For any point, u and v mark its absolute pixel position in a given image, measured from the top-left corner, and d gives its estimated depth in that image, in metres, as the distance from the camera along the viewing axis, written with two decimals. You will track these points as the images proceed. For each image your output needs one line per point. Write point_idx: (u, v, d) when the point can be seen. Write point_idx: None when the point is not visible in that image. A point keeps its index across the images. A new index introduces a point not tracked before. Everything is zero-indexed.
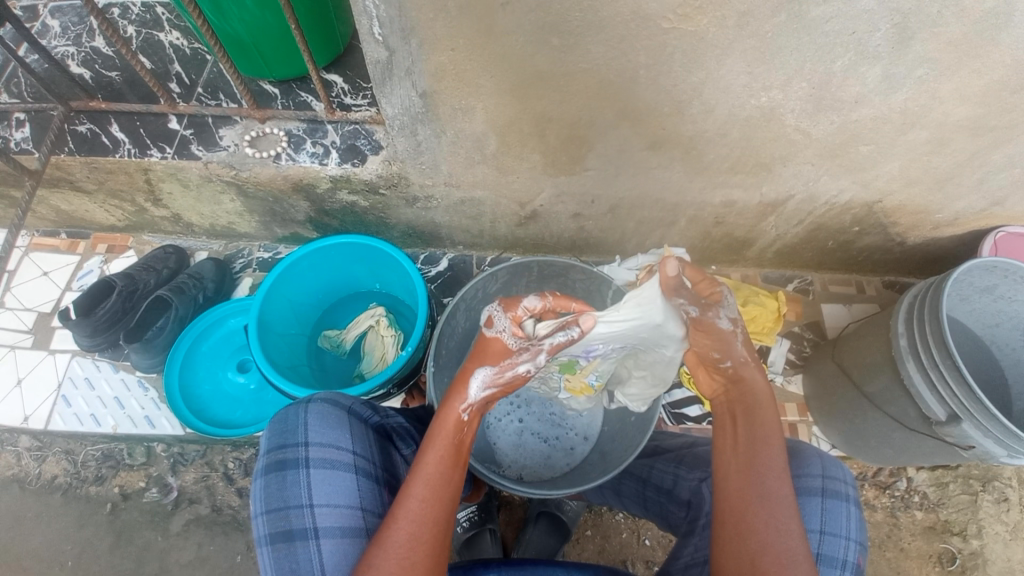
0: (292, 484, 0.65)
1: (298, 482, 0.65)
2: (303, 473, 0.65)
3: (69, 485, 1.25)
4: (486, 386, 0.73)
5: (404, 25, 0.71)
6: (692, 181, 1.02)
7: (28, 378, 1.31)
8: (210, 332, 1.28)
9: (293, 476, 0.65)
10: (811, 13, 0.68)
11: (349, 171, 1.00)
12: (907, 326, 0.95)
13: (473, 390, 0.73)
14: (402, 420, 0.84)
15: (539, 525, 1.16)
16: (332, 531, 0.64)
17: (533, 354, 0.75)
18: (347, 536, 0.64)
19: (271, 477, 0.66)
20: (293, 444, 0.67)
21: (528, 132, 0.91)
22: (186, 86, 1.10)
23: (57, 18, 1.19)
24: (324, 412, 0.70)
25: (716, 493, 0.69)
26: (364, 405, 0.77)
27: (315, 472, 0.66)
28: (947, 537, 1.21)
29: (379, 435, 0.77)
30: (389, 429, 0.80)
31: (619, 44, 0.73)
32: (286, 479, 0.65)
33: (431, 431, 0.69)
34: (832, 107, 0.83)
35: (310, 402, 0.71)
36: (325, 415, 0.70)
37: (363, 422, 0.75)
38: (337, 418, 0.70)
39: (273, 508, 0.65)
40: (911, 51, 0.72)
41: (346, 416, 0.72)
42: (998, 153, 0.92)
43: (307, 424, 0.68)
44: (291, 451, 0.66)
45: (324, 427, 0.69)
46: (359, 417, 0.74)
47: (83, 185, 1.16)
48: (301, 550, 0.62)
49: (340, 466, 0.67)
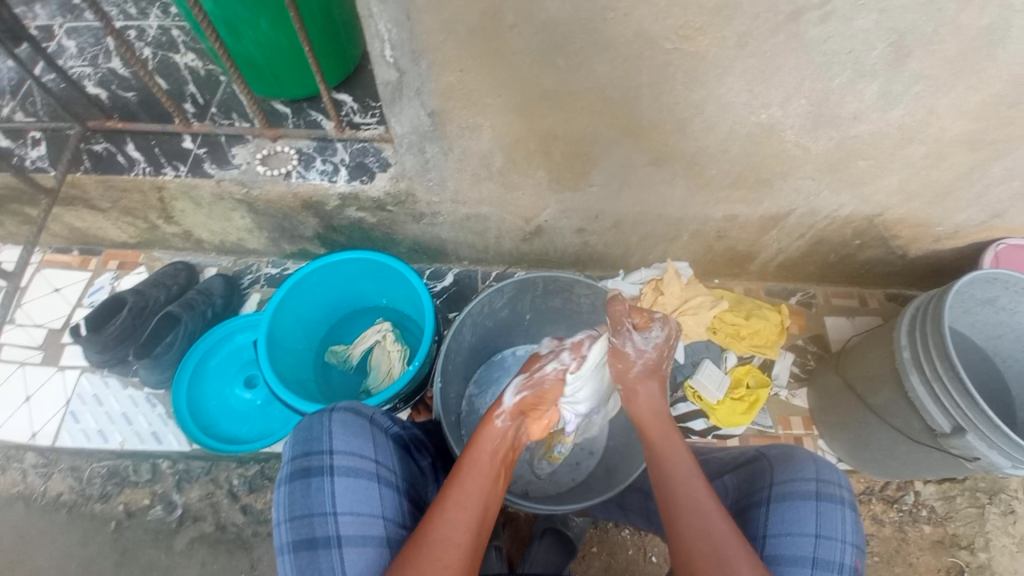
0: (316, 492, 0.65)
1: (322, 490, 0.65)
2: (327, 481, 0.66)
3: (73, 503, 1.25)
4: (517, 392, 0.83)
5: (414, 48, 0.74)
6: (694, 196, 1.04)
7: (36, 395, 1.32)
8: (218, 348, 1.30)
9: (316, 484, 0.65)
10: (810, 33, 0.70)
11: (358, 189, 1.02)
12: (910, 338, 0.96)
13: (506, 394, 0.83)
14: (418, 431, 0.85)
15: (545, 540, 1.16)
16: (354, 540, 0.64)
17: (558, 356, 0.89)
18: (369, 545, 0.65)
19: (295, 484, 0.66)
20: (317, 451, 0.67)
21: (534, 149, 0.93)
22: (200, 106, 1.13)
23: (73, 39, 1.23)
24: (347, 421, 0.70)
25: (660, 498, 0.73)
26: (386, 415, 0.78)
27: (339, 480, 0.66)
28: (955, 551, 1.20)
29: (398, 444, 0.78)
30: (406, 439, 0.80)
31: (623, 63, 0.75)
32: (311, 487, 0.65)
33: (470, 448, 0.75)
34: (831, 123, 0.85)
35: (332, 411, 0.71)
36: (349, 424, 0.70)
37: (384, 432, 0.75)
38: (360, 428, 0.71)
39: (296, 516, 0.65)
40: (908, 69, 0.75)
41: (369, 425, 0.72)
42: (997, 166, 0.93)
43: (331, 432, 0.68)
44: (316, 459, 0.67)
45: (347, 435, 0.69)
46: (381, 427, 0.75)
47: (97, 203, 1.18)
48: (324, 558, 0.63)
49: (363, 475, 0.68)
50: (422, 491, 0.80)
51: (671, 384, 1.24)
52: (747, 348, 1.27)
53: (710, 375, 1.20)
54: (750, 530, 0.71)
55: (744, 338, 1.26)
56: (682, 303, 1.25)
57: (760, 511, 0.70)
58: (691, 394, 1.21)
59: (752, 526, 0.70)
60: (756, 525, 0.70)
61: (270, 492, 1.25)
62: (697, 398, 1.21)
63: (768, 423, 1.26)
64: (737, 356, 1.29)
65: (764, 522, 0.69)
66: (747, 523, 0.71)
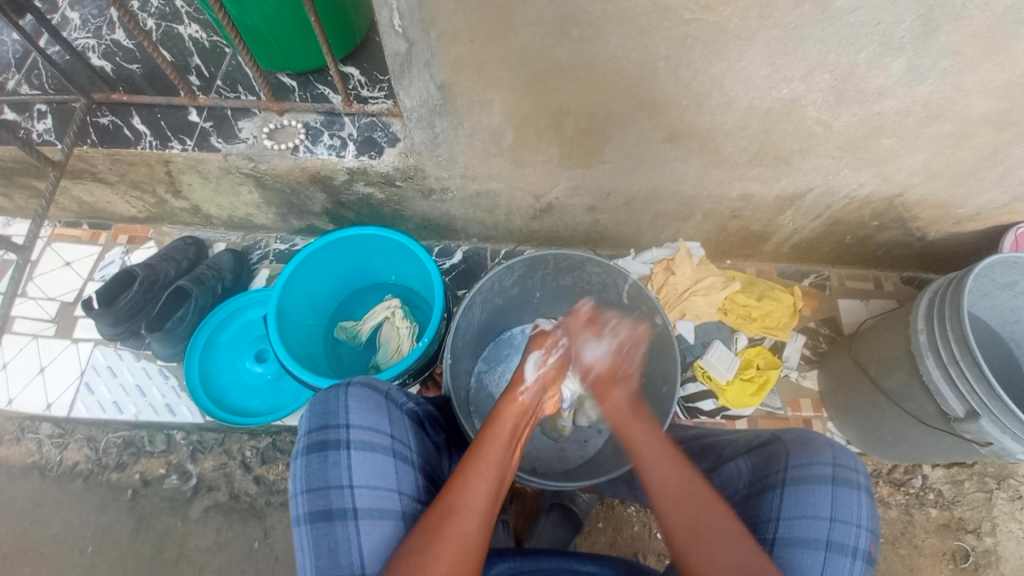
0: (332, 465, 0.65)
1: (338, 464, 0.65)
2: (344, 455, 0.65)
3: (91, 471, 1.28)
4: (537, 368, 0.86)
5: (424, 17, 0.72)
6: (708, 174, 1.02)
7: (51, 366, 1.33)
8: (229, 322, 1.30)
9: (333, 457, 0.65)
10: (835, 4, 0.67)
11: (366, 164, 1.01)
12: (927, 321, 0.94)
13: (528, 368, 0.85)
14: (432, 408, 0.84)
15: (551, 516, 1.17)
16: (370, 513, 0.64)
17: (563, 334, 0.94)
18: (385, 519, 0.65)
19: (312, 457, 0.66)
20: (334, 425, 0.67)
21: (545, 125, 0.91)
22: (205, 79, 1.11)
23: (76, 10, 1.21)
24: (363, 395, 0.70)
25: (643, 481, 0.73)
26: (401, 391, 0.77)
27: (355, 454, 0.66)
28: (961, 535, 1.20)
29: (413, 421, 0.77)
30: (421, 416, 0.80)
31: (639, 35, 0.73)
32: (327, 460, 0.65)
33: (488, 424, 0.75)
34: (854, 100, 0.82)
35: (348, 385, 0.71)
36: (365, 398, 0.70)
37: (399, 408, 0.75)
38: (375, 403, 0.70)
39: (313, 488, 0.65)
40: (935, 43, 0.72)
41: (384, 401, 0.72)
42: (1022, 147, 0.90)
43: (348, 406, 0.68)
44: (333, 433, 0.66)
45: (364, 410, 0.68)
46: (396, 403, 0.75)
47: (105, 176, 1.17)
48: (341, 530, 0.63)
49: (379, 449, 0.68)
50: (436, 467, 0.80)
51: (681, 364, 1.23)
52: (758, 329, 1.25)
53: (721, 356, 1.19)
54: (761, 512, 0.70)
55: (756, 320, 1.25)
56: (693, 283, 1.24)
57: (772, 493, 0.70)
58: (700, 374, 1.21)
59: (764, 509, 0.70)
60: (768, 507, 0.69)
61: (282, 464, 1.26)
62: (706, 378, 1.20)
63: (777, 405, 1.26)
64: (748, 337, 1.27)
65: (777, 504, 0.69)
66: (759, 504, 0.71)
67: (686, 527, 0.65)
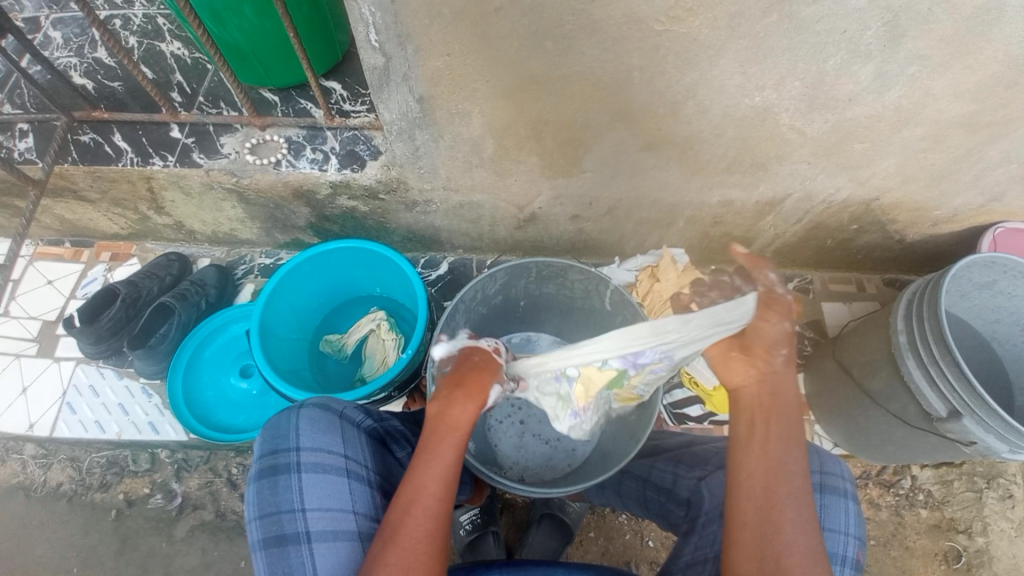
0: (283, 489, 0.65)
1: (289, 487, 0.65)
2: (295, 478, 0.65)
3: (74, 492, 1.26)
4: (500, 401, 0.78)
5: (400, 31, 0.72)
6: (688, 182, 1.03)
7: (33, 387, 1.32)
8: (213, 339, 1.29)
9: (285, 481, 0.65)
10: (802, 14, 0.69)
11: (349, 177, 1.01)
12: (906, 322, 0.95)
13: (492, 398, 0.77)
14: (400, 424, 0.84)
15: (542, 526, 1.16)
16: (325, 535, 0.64)
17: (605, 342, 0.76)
18: (341, 540, 0.64)
19: (263, 483, 0.66)
20: (285, 449, 0.67)
21: (524, 135, 0.92)
22: (186, 95, 1.12)
23: (59, 30, 1.21)
24: (315, 417, 0.70)
25: (772, 475, 0.63)
26: (358, 409, 0.76)
27: (306, 476, 0.65)
28: (952, 535, 1.20)
29: (372, 439, 0.76)
30: (383, 434, 0.79)
31: (612, 46, 0.74)
32: (279, 484, 0.65)
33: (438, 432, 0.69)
34: (827, 106, 0.84)
35: (301, 408, 0.71)
36: (316, 420, 0.70)
37: (356, 426, 0.74)
38: (328, 423, 0.70)
39: (266, 513, 0.65)
40: (902, 49, 0.73)
41: (338, 421, 0.71)
42: (993, 149, 0.92)
43: (299, 428, 0.68)
44: (283, 456, 0.66)
45: (314, 432, 0.68)
46: (352, 422, 0.74)
47: (86, 194, 1.17)
48: (294, 554, 0.62)
49: (332, 470, 0.67)
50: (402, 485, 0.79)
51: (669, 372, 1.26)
52: None
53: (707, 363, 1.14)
54: None
55: None
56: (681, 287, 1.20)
57: None
58: (687, 381, 1.22)
59: None
60: None
61: None
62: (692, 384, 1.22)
63: None
64: None
65: None
66: None
67: (806, 550, 0.59)
